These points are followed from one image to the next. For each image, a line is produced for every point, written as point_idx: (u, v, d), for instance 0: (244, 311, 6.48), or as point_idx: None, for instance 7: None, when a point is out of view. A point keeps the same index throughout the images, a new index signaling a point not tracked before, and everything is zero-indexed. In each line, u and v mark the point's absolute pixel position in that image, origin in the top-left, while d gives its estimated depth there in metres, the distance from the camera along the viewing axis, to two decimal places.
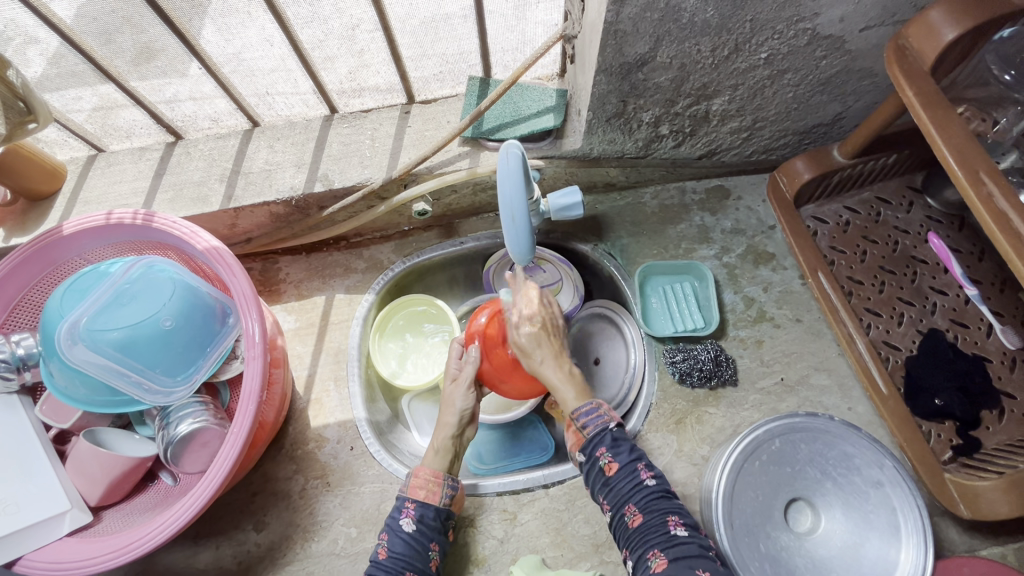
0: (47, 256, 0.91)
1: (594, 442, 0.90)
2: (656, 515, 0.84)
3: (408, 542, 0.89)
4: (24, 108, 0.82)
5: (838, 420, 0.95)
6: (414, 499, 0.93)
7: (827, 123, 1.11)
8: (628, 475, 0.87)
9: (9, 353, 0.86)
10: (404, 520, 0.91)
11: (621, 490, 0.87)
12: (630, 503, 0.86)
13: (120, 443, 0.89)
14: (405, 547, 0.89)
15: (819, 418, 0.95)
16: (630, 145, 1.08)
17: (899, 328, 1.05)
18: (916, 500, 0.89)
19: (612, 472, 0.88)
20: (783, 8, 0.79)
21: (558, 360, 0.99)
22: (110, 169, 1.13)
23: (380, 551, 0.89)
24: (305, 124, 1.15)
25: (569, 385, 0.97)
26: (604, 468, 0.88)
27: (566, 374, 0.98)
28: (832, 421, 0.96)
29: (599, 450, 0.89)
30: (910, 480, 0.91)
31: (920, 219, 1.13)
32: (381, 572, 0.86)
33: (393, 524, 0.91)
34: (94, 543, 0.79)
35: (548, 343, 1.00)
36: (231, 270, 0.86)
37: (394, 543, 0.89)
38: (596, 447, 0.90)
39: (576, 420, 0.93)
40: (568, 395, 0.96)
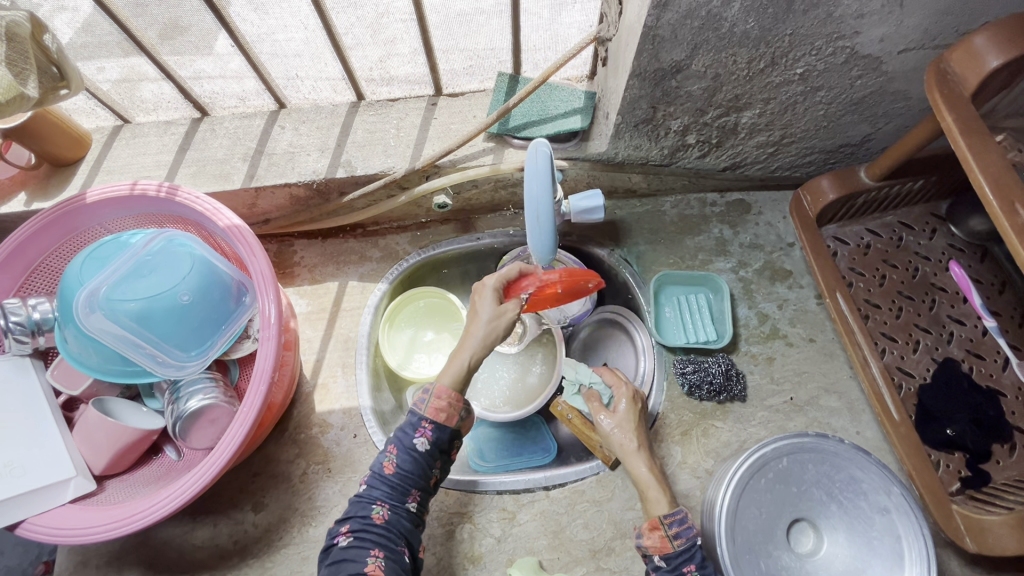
0: (69, 222, 0.91)
1: (683, 557, 0.84)
2: None
3: (416, 461, 0.85)
4: (56, 73, 0.82)
5: (847, 443, 0.93)
6: (432, 420, 0.86)
7: (854, 143, 1.10)
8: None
9: (24, 316, 0.86)
10: (419, 439, 0.85)
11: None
12: None
13: (127, 414, 0.90)
14: (412, 466, 0.84)
15: (828, 440, 0.94)
16: (655, 152, 1.07)
17: (913, 355, 1.03)
18: (922, 529, 0.87)
19: None
20: (824, 24, 0.78)
21: (645, 447, 0.99)
22: (134, 140, 1.13)
23: (387, 464, 0.84)
24: (331, 109, 1.15)
25: (659, 489, 0.93)
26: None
27: (657, 476, 0.95)
28: (842, 444, 0.94)
29: (687, 566, 0.83)
30: (918, 509, 0.89)
31: (941, 247, 1.12)
32: (387, 486, 0.84)
33: (405, 439, 0.85)
34: (98, 512, 0.79)
35: (637, 433, 1.00)
36: (252, 249, 0.86)
37: (402, 459, 0.84)
38: (684, 561, 0.83)
39: (667, 526, 0.85)
40: (658, 499, 0.91)
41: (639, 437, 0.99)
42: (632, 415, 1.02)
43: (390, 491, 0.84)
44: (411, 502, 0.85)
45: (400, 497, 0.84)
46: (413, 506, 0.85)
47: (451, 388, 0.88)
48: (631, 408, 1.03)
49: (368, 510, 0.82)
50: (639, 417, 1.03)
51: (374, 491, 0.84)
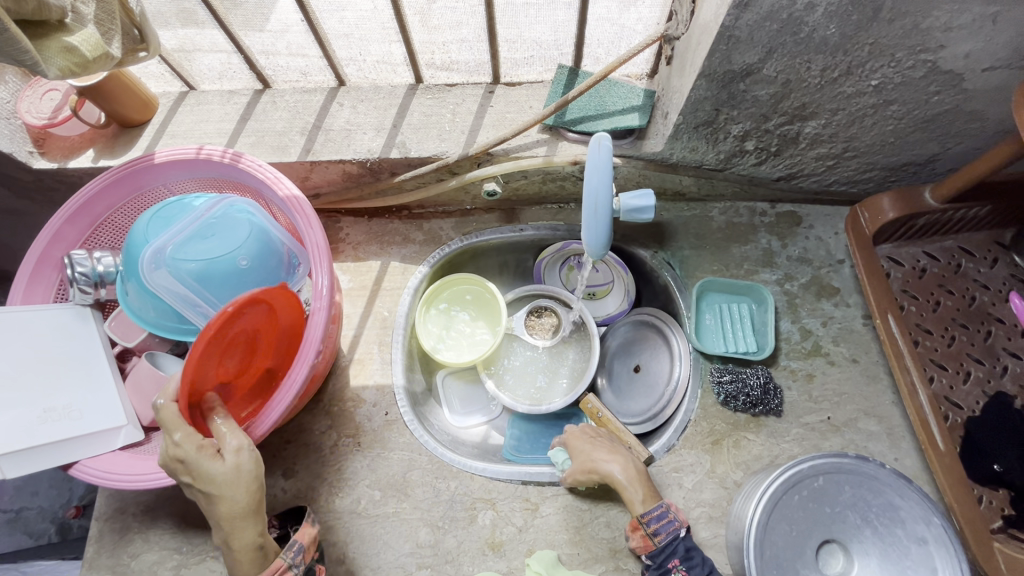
0: (136, 181, 0.95)
1: (666, 552, 0.89)
2: None
3: None
4: (137, 36, 0.85)
5: (888, 468, 0.91)
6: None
7: (919, 162, 1.06)
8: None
9: (89, 268, 0.89)
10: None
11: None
12: None
13: (176, 369, 0.93)
14: None
15: (868, 463, 0.92)
16: (711, 156, 1.06)
17: (963, 386, 1.00)
18: (961, 564, 0.85)
19: None
20: (909, 36, 0.76)
21: (612, 450, 1.02)
22: (198, 107, 1.16)
23: None
24: (390, 89, 1.16)
25: (636, 484, 0.96)
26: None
27: (634, 475, 0.98)
28: (882, 468, 0.92)
29: (671, 560, 0.88)
30: (958, 543, 0.86)
31: (1002, 276, 1.08)
32: None
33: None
34: (144, 462, 0.82)
35: (601, 443, 1.04)
36: (309, 221, 0.88)
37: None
38: (668, 557, 0.89)
39: (645, 525, 0.90)
40: (639, 498, 0.95)
41: (600, 447, 1.03)
42: (599, 441, 1.05)
43: None
44: None
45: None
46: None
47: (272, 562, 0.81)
48: (586, 435, 1.07)
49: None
50: (597, 436, 1.07)
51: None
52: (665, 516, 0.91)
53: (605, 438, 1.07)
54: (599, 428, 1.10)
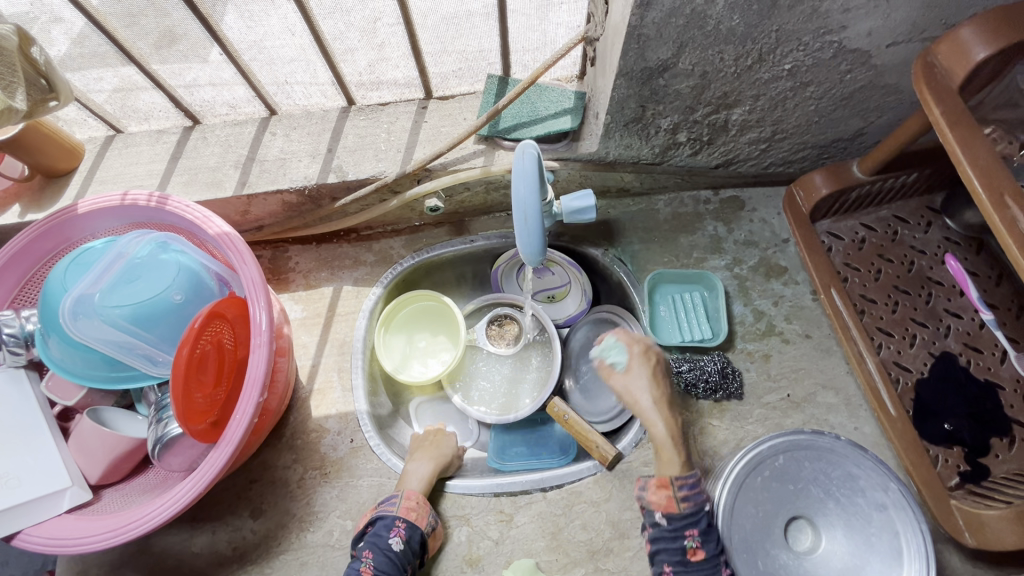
0: (61, 233, 0.92)
1: (688, 520, 0.83)
2: None
3: (392, 560, 0.88)
4: (46, 86, 0.83)
5: (844, 439, 0.94)
6: (405, 519, 0.93)
7: (847, 138, 1.09)
8: (711, 565, 0.82)
9: (18, 327, 0.86)
10: (393, 539, 0.90)
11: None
12: None
13: (122, 423, 0.92)
14: (388, 565, 0.87)
15: (824, 437, 0.94)
16: (646, 151, 1.07)
17: (910, 350, 1.03)
18: (921, 525, 0.87)
19: (695, 558, 0.82)
20: (810, 19, 0.78)
21: (669, 409, 0.93)
22: (126, 150, 1.13)
23: (364, 568, 0.86)
24: (322, 115, 1.15)
25: (674, 444, 0.89)
26: (688, 550, 0.82)
27: (677, 434, 0.90)
28: (836, 440, 0.94)
29: (689, 530, 0.83)
30: (916, 505, 0.88)
31: (937, 240, 1.11)
32: None
33: (380, 541, 0.90)
34: (93, 522, 0.79)
35: (657, 392, 0.94)
36: (242, 257, 0.86)
37: (378, 562, 0.87)
38: (688, 525, 0.83)
39: (676, 487, 0.84)
40: (675, 462, 0.87)
41: (657, 393, 0.94)
42: (653, 369, 0.97)
43: None
44: None
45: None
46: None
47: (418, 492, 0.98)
48: (642, 359, 0.98)
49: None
50: (661, 379, 0.96)
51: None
52: (696, 488, 0.86)
53: (665, 383, 0.97)
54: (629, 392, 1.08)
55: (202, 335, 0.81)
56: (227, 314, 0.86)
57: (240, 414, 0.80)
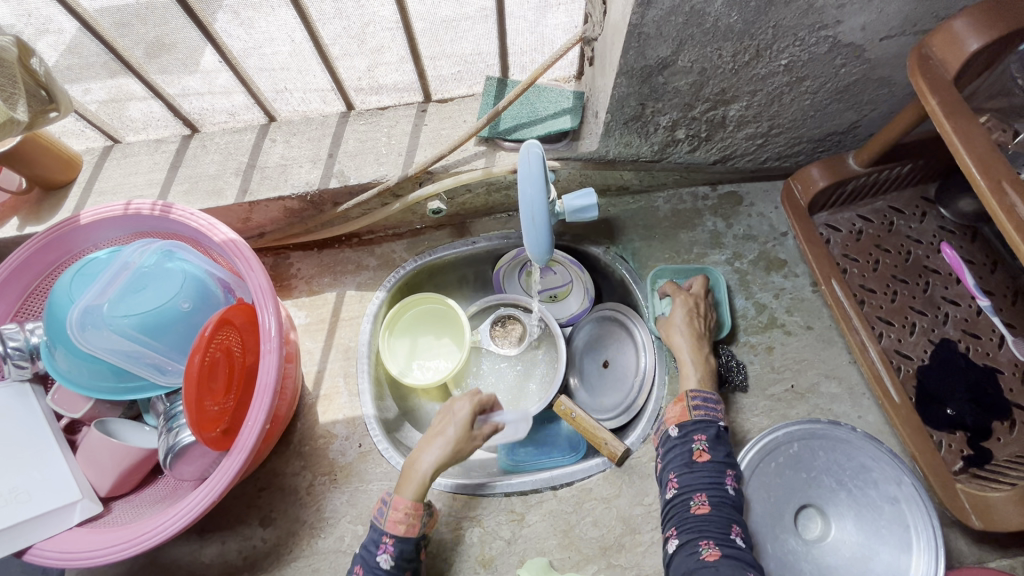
0: (63, 245, 0.92)
1: (698, 426, 0.91)
2: (723, 515, 0.84)
3: None
4: (46, 97, 0.82)
5: (859, 431, 0.96)
6: (392, 534, 0.89)
7: (842, 131, 1.11)
8: (715, 469, 0.87)
9: (23, 340, 0.86)
10: (382, 556, 0.88)
11: (700, 477, 0.87)
12: (701, 492, 0.85)
13: (129, 434, 0.91)
14: None
15: (840, 428, 0.96)
16: (646, 148, 1.08)
17: (910, 338, 1.05)
18: (932, 520, 0.88)
19: (701, 459, 0.88)
20: (806, 15, 0.79)
21: (698, 344, 1.03)
22: (125, 160, 1.13)
23: None
24: (322, 120, 1.15)
25: (700, 370, 1.00)
26: (694, 453, 0.89)
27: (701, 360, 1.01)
28: (853, 432, 0.97)
29: (698, 434, 0.90)
30: (927, 499, 0.90)
31: (932, 229, 1.13)
32: None
33: (369, 558, 0.88)
34: (104, 534, 0.78)
35: (692, 325, 1.05)
36: (249, 263, 0.86)
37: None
38: (696, 431, 0.91)
39: (689, 399, 0.94)
40: (693, 381, 0.99)
41: (691, 327, 1.04)
42: (694, 309, 1.07)
43: None
44: None
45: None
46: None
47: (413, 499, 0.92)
48: (693, 300, 1.08)
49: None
50: (696, 317, 1.06)
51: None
52: (711, 404, 0.95)
53: (702, 321, 1.06)
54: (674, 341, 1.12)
55: (211, 342, 0.80)
56: (235, 320, 0.86)
57: (254, 418, 0.80)
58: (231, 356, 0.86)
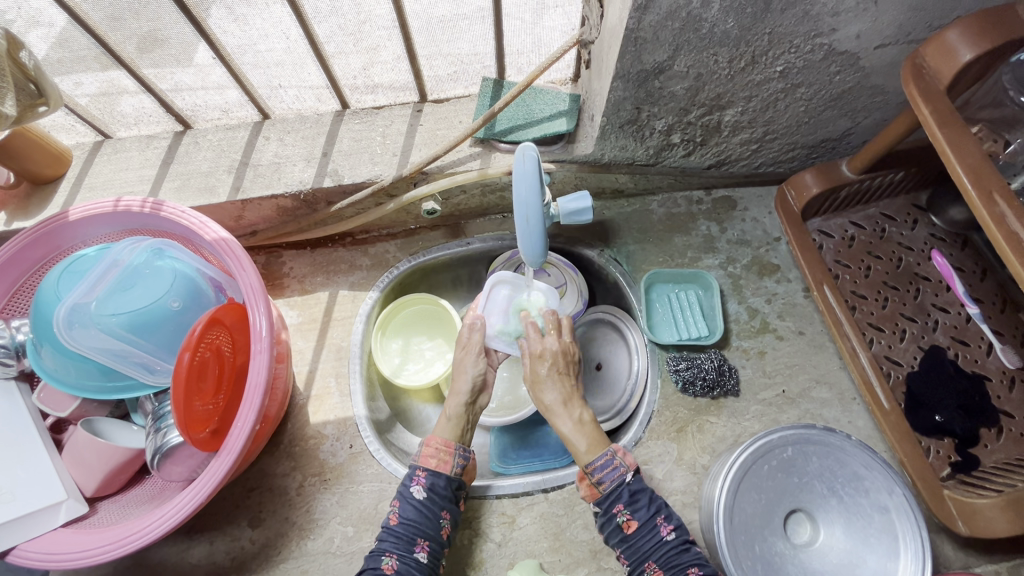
0: (52, 241, 0.91)
1: (611, 499, 0.88)
2: (677, 570, 0.83)
3: (419, 509, 0.88)
4: (35, 90, 0.81)
5: (854, 439, 0.95)
6: (425, 467, 0.92)
7: (835, 138, 1.12)
8: (648, 532, 0.86)
9: (7, 338, 0.85)
10: (415, 488, 0.90)
11: (641, 547, 0.86)
12: (650, 560, 0.85)
13: (118, 434, 0.90)
14: (416, 514, 0.88)
15: (835, 434, 0.95)
16: (641, 152, 1.08)
17: (900, 344, 1.05)
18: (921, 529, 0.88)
19: (631, 529, 0.86)
20: (802, 22, 0.79)
21: (569, 404, 0.95)
22: (115, 156, 1.11)
23: (392, 516, 0.88)
24: (316, 118, 1.14)
25: (580, 434, 0.92)
26: (623, 525, 0.87)
27: (577, 423, 0.93)
28: (847, 439, 0.96)
29: (616, 506, 0.87)
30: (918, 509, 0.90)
31: (923, 237, 1.14)
32: (392, 537, 0.86)
33: (405, 491, 0.90)
34: (89, 535, 0.77)
35: (561, 383, 0.97)
36: (241, 263, 0.86)
37: (405, 510, 0.88)
38: (613, 502, 0.88)
39: (588, 474, 0.89)
40: (579, 441, 0.91)
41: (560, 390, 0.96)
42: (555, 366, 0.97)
43: (396, 543, 0.86)
44: (418, 552, 0.86)
45: (407, 546, 0.86)
46: (422, 556, 0.86)
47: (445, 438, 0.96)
48: (556, 354, 0.98)
49: (380, 562, 0.84)
50: (563, 376, 0.97)
51: (384, 542, 0.86)
52: (613, 465, 0.88)
53: (568, 377, 0.98)
54: (566, 354, 0.99)
55: (201, 342, 0.79)
56: (225, 319, 0.85)
57: (243, 414, 0.79)
58: (222, 359, 0.86)
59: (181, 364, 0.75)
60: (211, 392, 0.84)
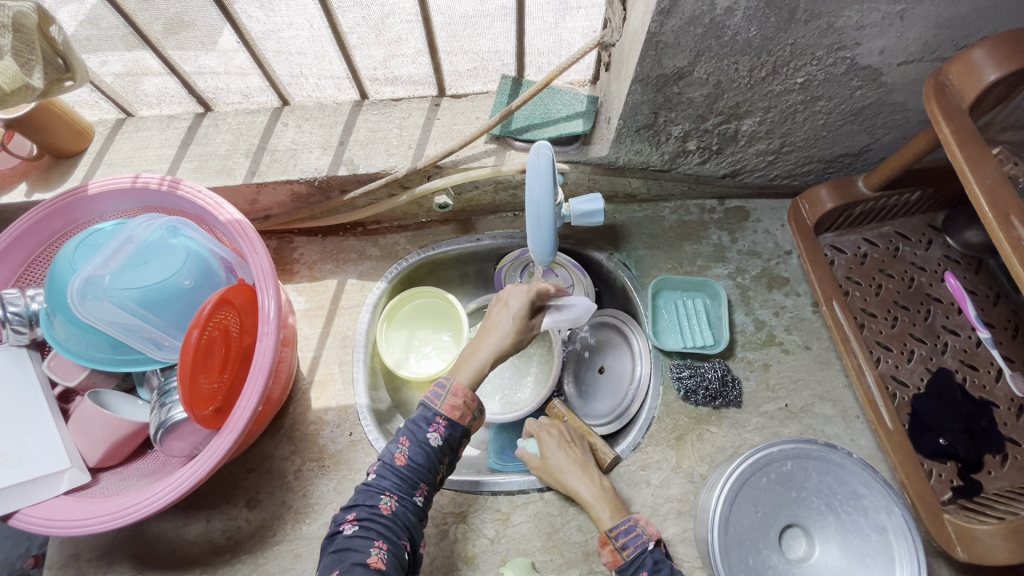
0: (71, 213, 0.92)
1: (634, 566, 0.88)
2: None
3: (429, 456, 0.87)
4: (62, 65, 0.82)
5: (856, 458, 0.94)
6: (447, 417, 0.88)
7: (853, 153, 1.11)
8: None
9: (22, 306, 0.86)
10: (432, 434, 0.87)
11: None
12: None
13: (123, 407, 0.91)
14: (424, 460, 0.87)
15: (836, 451, 0.95)
16: (656, 157, 1.08)
17: (908, 365, 1.04)
18: (918, 552, 0.87)
19: None
20: (825, 35, 0.79)
21: (586, 471, 1.01)
22: (137, 134, 1.13)
23: (399, 456, 0.86)
24: (335, 107, 1.15)
25: (602, 500, 0.97)
26: None
27: (598, 489, 0.99)
28: (847, 456, 0.95)
29: (639, 573, 0.87)
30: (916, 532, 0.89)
31: (937, 258, 1.13)
32: (395, 477, 0.85)
33: (419, 433, 0.88)
34: (90, 504, 0.78)
35: (573, 452, 1.04)
36: (253, 245, 0.86)
37: (415, 452, 0.87)
38: (636, 569, 0.88)
39: (612, 539, 0.91)
40: (603, 512, 0.96)
41: (570, 458, 1.03)
42: (562, 444, 1.05)
43: (399, 483, 0.85)
44: (417, 496, 0.87)
45: (408, 490, 0.85)
46: (419, 500, 0.87)
47: (468, 386, 0.91)
48: (559, 427, 1.09)
49: (377, 501, 0.83)
50: (571, 445, 1.06)
51: (385, 481, 0.85)
52: (633, 530, 0.91)
53: (575, 447, 1.06)
54: (568, 428, 1.10)
55: (210, 321, 0.80)
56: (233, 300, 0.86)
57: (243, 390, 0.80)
58: (230, 337, 0.87)
59: (191, 340, 0.76)
60: (217, 370, 0.85)
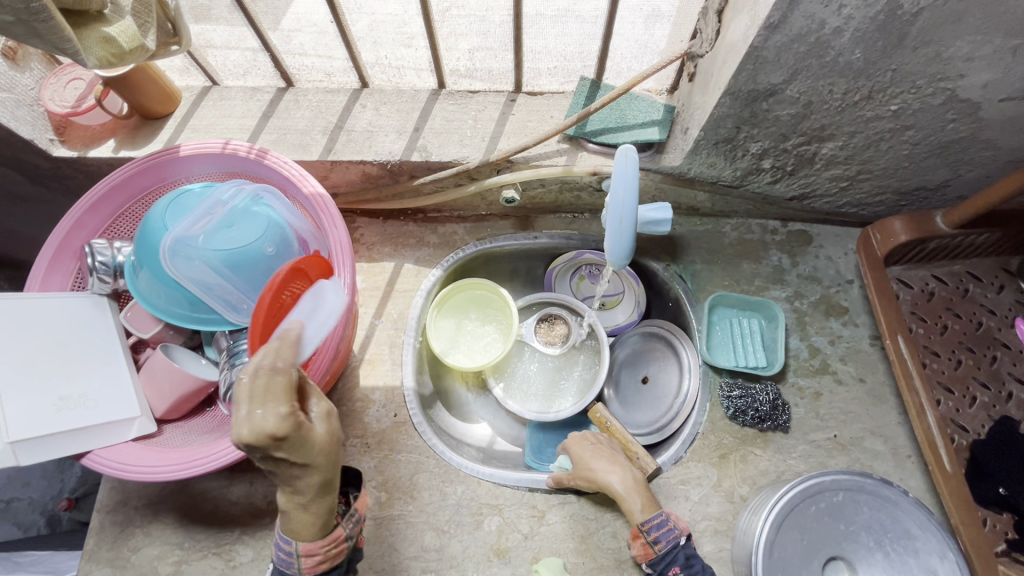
0: (159, 171, 0.96)
1: (666, 560, 0.89)
2: None
3: None
4: (170, 30, 0.86)
5: (911, 496, 0.93)
6: (311, 575, 0.77)
7: (931, 188, 1.08)
8: None
9: (109, 256, 0.90)
10: None
11: None
12: None
13: (188, 363, 0.93)
14: None
15: (890, 488, 0.94)
16: (728, 172, 1.07)
17: (969, 409, 1.01)
18: None
19: None
20: (930, 64, 0.78)
21: (616, 461, 1.01)
22: (220, 102, 1.17)
23: None
24: (412, 93, 1.17)
25: (636, 493, 0.96)
26: None
27: (633, 481, 0.97)
28: (903, 495, 0.94)
29: (671, 568, 0.88)
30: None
31: (1008, 303, 1.09)
32: None
33: None
34: (157, 454, 0.81)
35: (603, 450, 1.04)
36: (334, 221, 0.89)
37: None
38: (668, 564, 0.88)
39: (645, 533, 0.90)
40: (637, 501, 0.95)
41: (598, 451, 1.04)
42: (593, 444, 1.06)
43: None
44: None
45: None
46: None
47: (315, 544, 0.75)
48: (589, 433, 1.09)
49: None
50: (601, 445, 1.05)
51: None
52: (665, 525, 0.91)
53: (607, 446, 1.06)
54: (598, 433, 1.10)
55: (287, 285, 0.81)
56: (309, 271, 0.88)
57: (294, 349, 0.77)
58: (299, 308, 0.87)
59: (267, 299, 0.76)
60: None
